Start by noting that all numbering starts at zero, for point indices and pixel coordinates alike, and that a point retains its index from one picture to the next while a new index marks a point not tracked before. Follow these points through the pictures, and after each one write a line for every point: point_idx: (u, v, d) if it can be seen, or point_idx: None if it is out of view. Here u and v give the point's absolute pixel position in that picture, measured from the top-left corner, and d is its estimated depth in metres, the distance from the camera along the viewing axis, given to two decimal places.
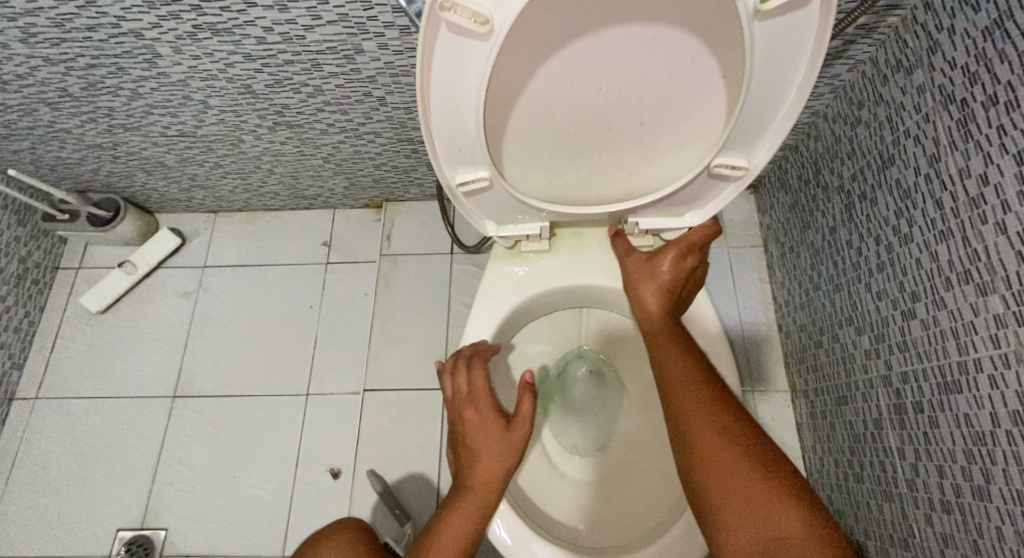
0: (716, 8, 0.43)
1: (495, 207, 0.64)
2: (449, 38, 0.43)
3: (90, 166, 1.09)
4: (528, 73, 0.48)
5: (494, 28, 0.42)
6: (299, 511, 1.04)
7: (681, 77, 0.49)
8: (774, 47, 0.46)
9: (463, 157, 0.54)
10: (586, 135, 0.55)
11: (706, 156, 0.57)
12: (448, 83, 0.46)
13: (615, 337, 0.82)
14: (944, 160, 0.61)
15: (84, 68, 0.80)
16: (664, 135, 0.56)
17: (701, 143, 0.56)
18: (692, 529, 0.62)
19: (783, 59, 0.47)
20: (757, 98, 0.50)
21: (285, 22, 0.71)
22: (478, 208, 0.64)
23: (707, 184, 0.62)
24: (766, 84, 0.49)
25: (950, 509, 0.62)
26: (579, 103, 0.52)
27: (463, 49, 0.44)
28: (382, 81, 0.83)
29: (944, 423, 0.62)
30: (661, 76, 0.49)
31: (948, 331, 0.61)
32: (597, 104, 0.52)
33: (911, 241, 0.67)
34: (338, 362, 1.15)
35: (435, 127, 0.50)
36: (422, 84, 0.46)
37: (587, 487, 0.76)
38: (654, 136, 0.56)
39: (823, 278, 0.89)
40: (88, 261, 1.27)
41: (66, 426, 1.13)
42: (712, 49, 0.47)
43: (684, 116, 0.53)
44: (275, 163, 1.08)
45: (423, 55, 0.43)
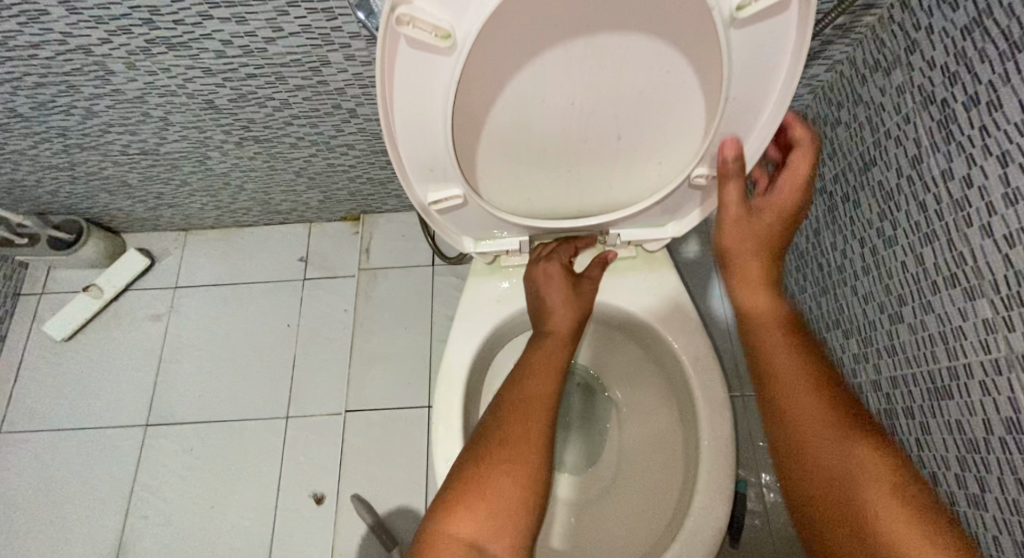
0: (692, 16, 0.40)
1: (472, 224, 0.62)
2: (410, 53, 0.40)
3: (48, 187, 1.04)
4: (498, 87, 0.45)
5: (456, 42, 0.39)
6: (282, 539, 1.00)
7: (657, 87, 0.47)
8: (753, 53, 0.44)
9: (435, 175, 0.52)
10: (562, 148, 0.53)
11: (687, 167, 0.55)
12: (413, 99, 0.44)
13: (617, 351, 0.80)
14: (926, 161, 0.60)
15: (32, 87, 0.76)
16: (644, 145, 0.53)
17: (682, 154, 0.55)
18: (694, 529, 0.60)
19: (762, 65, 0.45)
20: (738, 105, 0.48)
21: (244, 34, 0.67)
22: (454, 225, 0.62)
23: (689, 195, 0.60)
24: (747, 90, 0.47)
25: None
26: (553, 116, 0.49)
27: (426, 63, 0.41)
28: (351, 93, 0.80)
29: (936, 430, 0.61)
30: (637, 85, 0.47)
31: (937, 336, 0.60)
32: (572, 117, 0.50)
33: (896, 244, 0.66)
34: (319, 382, 1.12)
35: (402, 144, 0.48)
36: (385, 102, 0.43)
37: (607, 502, 0.73)
38: (633, 148, 0.54)
39: (809, 280, 0.88)
40: (51, 286, 1.22)
41: (32, 460, 1.08)
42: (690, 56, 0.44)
43: (663, 125, 0.51)
44: (244, 179, 1.05)
45: (382, 72, 0.41)
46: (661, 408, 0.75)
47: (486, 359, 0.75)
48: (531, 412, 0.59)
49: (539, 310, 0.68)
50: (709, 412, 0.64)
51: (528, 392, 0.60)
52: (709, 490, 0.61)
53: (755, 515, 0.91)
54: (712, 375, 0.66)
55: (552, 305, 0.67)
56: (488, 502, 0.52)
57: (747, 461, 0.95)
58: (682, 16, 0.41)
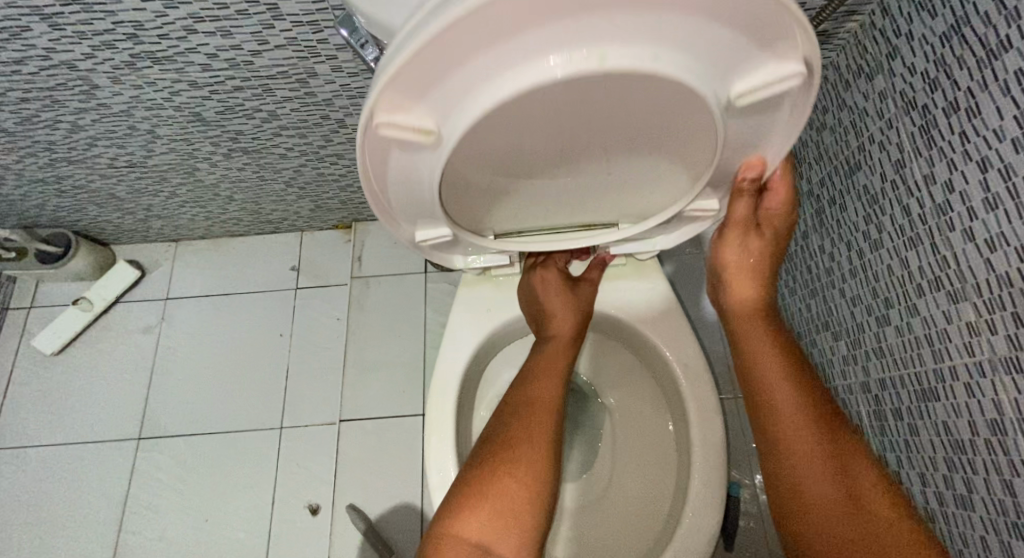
0: (681, 101, 0.42)
1: (464, 249, 0.63)
2: (393, 142, 0.42)
3: (35, 201, 1.03)
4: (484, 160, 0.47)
5: (439, 134, 0.41)
6: (278, 550, 1.00)
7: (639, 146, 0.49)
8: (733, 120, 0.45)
9: (424, 220, 0.53)
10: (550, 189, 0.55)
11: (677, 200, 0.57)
12: (399, 170, 0.45)
13: (609, 358, 0.81)
14: (909, 166, 0.61)
15: (16, 103, 0.75)
16: (629, 183, 0.55)
17: (673, 190, 0.56)
18: (689, 537, 0.60)
19: (741, 126, 0.46)
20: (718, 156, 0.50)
21: (229, 48, 0.67)
22: (445, 251, 0.63)
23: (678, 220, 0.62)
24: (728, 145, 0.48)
25: (935, 518, 0.61)
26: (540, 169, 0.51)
27: (410, 148, 0.42)
28: (339, 104, 0.80)
29: (924, 431, 0.62)
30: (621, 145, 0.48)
31: (923, 338, 0.60)
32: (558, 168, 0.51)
33: (881, 247, 0.67)
34: (313, 392, 1.11)
35: (390, 199, 0.49)
36: (371, 175, 0.45)
37: (606, 508, 0.73)
38: (624, 183, 0.55)
39: (798, 283, 0.88)
40: (40, 299, 1.21)
41: (23, 477, 1.07)
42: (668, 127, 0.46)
43: (646, 170, 0.53)
44: (234, 190, 1.04)
45: (366, 155, 0.42)
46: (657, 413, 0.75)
47: (478, 370, 0.75)
48: (534, 415, 0.59)
49: (540, 316, 0.68)
50: (701, 420, 0.65)
51: (531, 399, 0.60)
52: (703, 498, 0.61)
53: (750, 518, 0.92)
54: (704, 381, 0.66)
55: (553, 309, 0.67)
56: (492, 507, 0.52)
57: (741, 463, 0.96)
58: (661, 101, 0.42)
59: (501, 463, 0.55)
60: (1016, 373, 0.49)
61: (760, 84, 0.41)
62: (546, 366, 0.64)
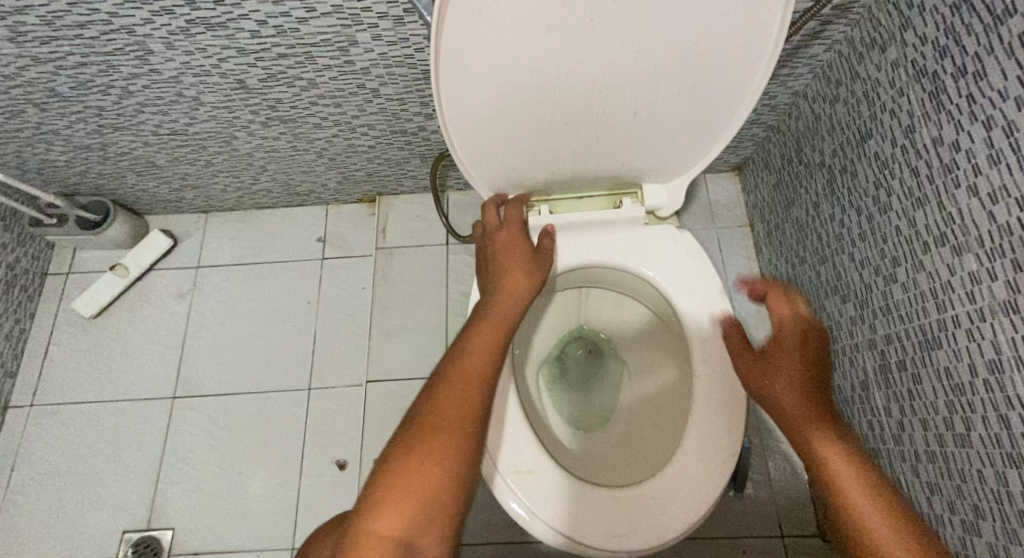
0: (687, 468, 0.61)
1: (498, 170, 0.66)
2: (463, 14, 0.46)
3: (79, 168, 1.08)
4: (535, 60, 0.51)
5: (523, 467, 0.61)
6: (308, 503, 1.06)
7: (671, 70, 0.54)
8: (754, 32, 0.51)
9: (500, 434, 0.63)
10: (585, 113, 0.59)
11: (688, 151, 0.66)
12: (462, 51, 0.49)
13: (613, 312, 0.85)
14: (919, 130, 0.65)
15: (74, 67, 0.80)
16: (646, 160, 0.67)
17: (684, 141, 0.64)
18: (706, 428, 0.63)
19: (755, 49, 0.53)
20: (730, 81, 0.56)
21: (279, 15, 0.72)
22: (479, 173, 0.66)
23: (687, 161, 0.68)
24: (742, 69, 0.55)
25: (935, 460, 0.66)
26: (584, 77, 0.54)
27: (478, 29, 0.47)
28: (375, 72, 0.84)
29: (926, 379, 0.66)
30: (676, 470, 0.62)
31: (928, 292, 0.64)
32: (598, 80, 0.55)
33: (890, 210, 0.71)
34: (340, 357, 1.16)
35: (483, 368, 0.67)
36: (437, 56, 0.49)
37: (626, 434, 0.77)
38: (641, 157, 0.67)
39: (809, 251, 0.93)
40: (77, 266, 1.26)
41: (65, 431, 1.13)
42: (693, 463, 0.62)
43: (660, 157, 0.67)
44: (267, 160, 1.09)
45: (439, 28, 0.46)
46: (657, 346, 0.80)
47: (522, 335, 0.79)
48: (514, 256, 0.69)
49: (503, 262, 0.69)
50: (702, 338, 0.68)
51: (491, 313, 0.66)
52: (709, 395, 0.65)
53: (757, 474, 0.97)
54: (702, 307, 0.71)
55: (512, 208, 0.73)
56: (454, 419, 0.58)
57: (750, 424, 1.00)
58: (702, 5, 0.48)
59: (468, 357, 0.62)
60: (1012, 314, 0.53)
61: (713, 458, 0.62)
62: (506, 288, 0.67)
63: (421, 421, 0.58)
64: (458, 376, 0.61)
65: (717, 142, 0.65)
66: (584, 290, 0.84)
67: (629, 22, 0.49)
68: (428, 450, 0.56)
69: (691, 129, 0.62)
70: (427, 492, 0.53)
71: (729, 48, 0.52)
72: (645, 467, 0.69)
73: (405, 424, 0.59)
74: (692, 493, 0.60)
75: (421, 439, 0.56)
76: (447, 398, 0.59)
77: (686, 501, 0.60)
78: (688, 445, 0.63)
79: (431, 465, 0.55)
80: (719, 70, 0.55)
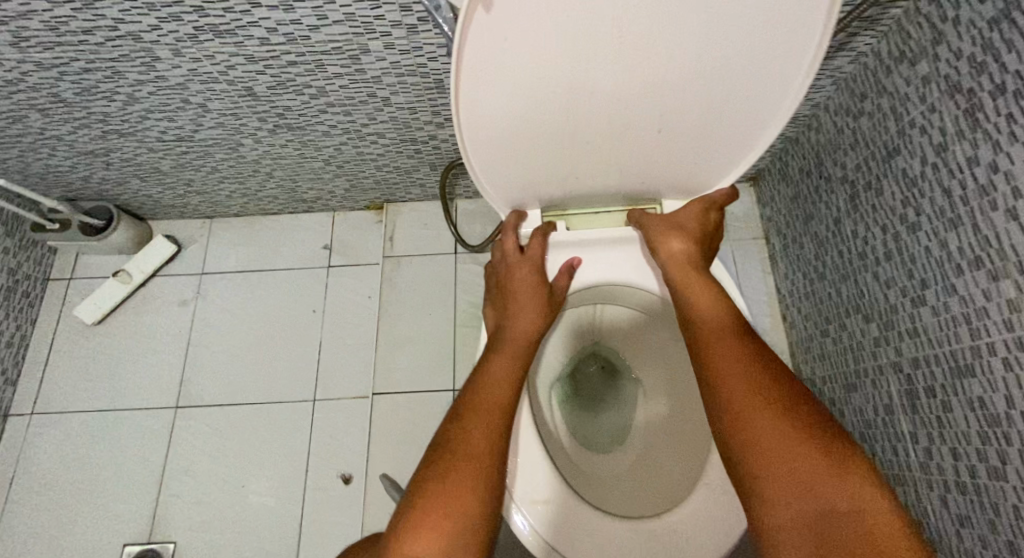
0: (709, 499, 0.60)
1: (514, 185, 0.64)
2: (486, 29, 0.44)
3: (82, 173, 1.06)
4: (558, 73, 0.49)
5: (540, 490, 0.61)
6: (312, 517, 1.03)
7: (699, 84, 0.52)
8: (788, 47, 0.49)
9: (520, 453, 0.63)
10: (607, 128, 0.56)
11: (715, 164, 0.63)
12: (482, 66, 0.47)
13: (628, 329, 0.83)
14: (951, 149, 0.62)
15: (78, 73, 0.78)
16: (671, 175, 0.65)
17: (712, 156, 0.62)
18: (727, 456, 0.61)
19: (790, 62, 0.50)
20: (760, 95, 0.54)
21: (289, 22, 0.70)
22: (493, 188, 0.64)
23: (714, 175, 0.66)
24: (773, 82, 0.52)
25: (966, 491, 0.63)
26: (608, 91, 0.52)
27: (502, 44, 0.45)
28: (386, 81, 0.82)
29: (958, 406, 0.63)
30: (696, 500, 0.61)
31: (962, 317, 0.62)
32: (622, 94, 0.52)
33: (919, 229, 0.68)
34: (345, 366, 1.14)
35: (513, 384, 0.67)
36: (457, 71, 0.47)
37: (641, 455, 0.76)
38: (666, 172, 0.65)
39: (828, 268, 0.90)
40: (79, 271, 1.24)
41: (66, 440, 1.11)
42: (715, 492, 0.60)
43: (687, 172, 0.65)
44: (274, 167, 1.07)
45: (459, 43, 0.44)
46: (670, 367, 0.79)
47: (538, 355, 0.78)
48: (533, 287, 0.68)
49: (517, 289, 0.69)
50: None
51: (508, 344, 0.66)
52: None
53: None
54: None
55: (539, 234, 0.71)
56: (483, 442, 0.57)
57: None
58: (737, 18, 0.45)
59: (491, 385, 0.62)
60: None
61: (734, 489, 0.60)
62: (522, 315, 0.67)
63: (450, 450, 0.56)
64: (483, 407, 0.60)
65: (742, 157, 0.62)
66: (599, 307, 0.82)
67: (659, 35, 0.46)
68: (459, 478, 0.54)
69: (715, 144, 0.60)
70: (460, 526, 0.52)
71: (761, 62, 0.50)
72: (662, 492, 0.68)
73: (431, 454, 0.57)
74: (714, 524, 0.59)
75: (452, 467, 0.55)
76: (474, 424, 0.58)
77: (706, 532, 0.59)
78: (711, 473, 0.61)
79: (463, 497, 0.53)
80: (748, 85, 0.52)
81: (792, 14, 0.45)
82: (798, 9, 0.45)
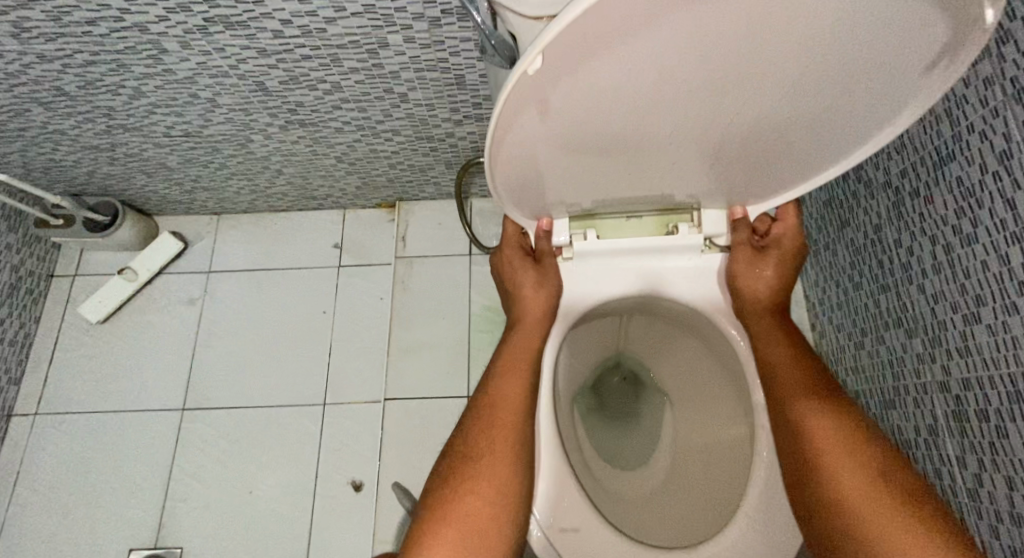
0: (746, 527, 0.57)
1: (546, 200, 0.60)
2: (535, 86, 0.39)
3: (86, 168, 1.03)
4: (608, 106, 0.44)
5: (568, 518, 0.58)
6: (322, 525, 1.00)
7: (763, 108, 0.46)
8: (873, 73, 0.43)
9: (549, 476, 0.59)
10: (652, 145, 0.51)
11: (774, 176, 0.59)
12: None
13: (654, 340, 0.80)
14: (1017, 156, 0.57)
15: (82, 65, 0.74)
16: (723, 186, 0.61)
17: (770, 168, 0.57)
18: (768, 483, 0.58)
19: None
20: (829, 114, 0.48)
21: (305, 14, 0.65)
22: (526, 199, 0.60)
23: (772, 185, 0.61)
24: (846, 104, 0.47)
25: (1022, 523, 0.59)
26: (658, 116, 0.46)
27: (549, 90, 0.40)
28: (405, 76, 0.78)
29: (1015, 433, 0.59)
30: (732, 529, 0.57)
31: (1022, 338, 0.57)
32: (674, 119, 0.47)
33: (975, 242, 0.64)
34: (356, 371, 1.11)
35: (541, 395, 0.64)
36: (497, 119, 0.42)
37: (669, 473, 0.73)
38: (718, 183, 0.60)
39: (865, 278, 0.86)
40: (84, 268, 1.21)
41: (70, 442, 1.08)
42: (755, 522, 0.57)
43: (739, 183, 0.60)
44: (284, 164, 1.03)
45: (504, 104, 0.39)
46: (699, 381, 0.75)
47: (565, 364, 0.75)
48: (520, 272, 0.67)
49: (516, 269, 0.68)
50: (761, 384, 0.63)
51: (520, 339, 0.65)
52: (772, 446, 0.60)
53: None
54: None
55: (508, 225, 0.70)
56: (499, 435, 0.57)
57: None
58: (820, 51, 0.39)
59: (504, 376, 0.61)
60: None
61: (775, 516, 0.57)
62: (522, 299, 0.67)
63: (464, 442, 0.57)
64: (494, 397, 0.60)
65: (798, 169, 0.58)
66: (625, 319, 0.78)
67: (726, 70, 0.41)
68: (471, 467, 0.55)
69: (769, 158, 0.55)
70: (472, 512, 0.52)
71: None
72: (694, 516, 0.64)
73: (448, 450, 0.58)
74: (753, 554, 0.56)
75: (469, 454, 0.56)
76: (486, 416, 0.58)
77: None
78: (749, 502, 0.58)
79: (481, 492, 0.53)
80: (817, 109, 0.47)
81: (886, 45, 0.39)
82: (895, 42, 0.39)
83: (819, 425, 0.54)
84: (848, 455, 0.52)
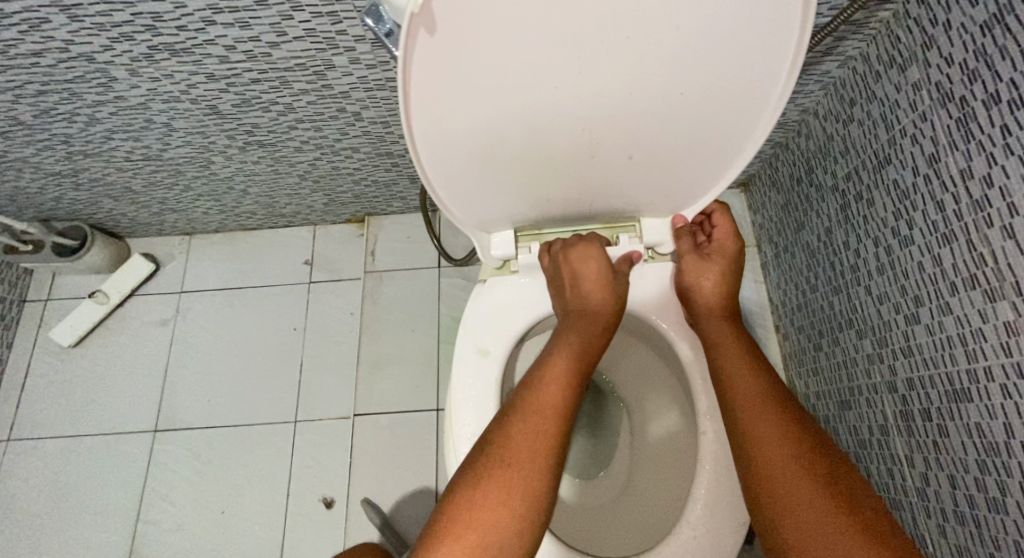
0: (692, 533, 0.57)
1: (483, 210, 0.61)
2: (433, 53, 0.40)
3: (52, 194, 1.03)
4: (519, 92, 0.45)
5: None
6: (293, 543, 1.00)
7: (672, 94, 0.48)
8: (766, 49, 0.45)
9: None
10: (575, 146, 0.53)
11: (699, 177, 0.60)
12: (433, 96, 0.44)
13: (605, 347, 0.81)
14: (944, 160, 0.59)
15: (34, 95, 0.75)
16: (654, 192, 0.62)
17: (693, 168, 0.58)
18: (710, 489, 0.59)
19: (765, 69, 0.47)
20: (735, 103, 0.50)
21: (248, 39, 0.67)
22: (464, 214, 0.61)
23: (701, 186, 0.62)
24: (750, 90, 0.49)
25: (966, 522, 0.60)
26: (572, 107, 0.48)
27: (450, 61, 0.41)
28: (356, 96, 0.79)
29: (954, 431, 0.60)
30: (676, 537, 0.58)
31: (956, 337, 0.58)
32: (585, 110, 0.48)
33: (912, 244, 0.65)
34: (328, 386, 1.11)
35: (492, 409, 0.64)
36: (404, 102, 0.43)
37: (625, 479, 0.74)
38: (650, 188, 0.61)
39: (820, 280, 0.87)
40: (56, 292, 1.21)
41: (42, 467, 1.08)
42: (698, 530, 0.57)
43: (669, 186, 0.61)
44: (248, 183, 1.04)
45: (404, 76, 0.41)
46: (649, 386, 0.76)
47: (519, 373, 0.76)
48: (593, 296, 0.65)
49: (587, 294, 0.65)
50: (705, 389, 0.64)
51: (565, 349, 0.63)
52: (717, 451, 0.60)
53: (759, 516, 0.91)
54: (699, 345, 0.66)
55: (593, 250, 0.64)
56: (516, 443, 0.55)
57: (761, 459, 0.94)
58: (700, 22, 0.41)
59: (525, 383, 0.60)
60: None
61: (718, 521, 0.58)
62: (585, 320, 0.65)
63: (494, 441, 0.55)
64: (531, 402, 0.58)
65: (722, 167, 0.59)
66: None
67: (617, 48, 0.42)
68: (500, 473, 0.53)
69: (694, 157, 0.57)
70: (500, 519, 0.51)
71: (730, 70, 0.46)
72: (645, 523, 0.65)
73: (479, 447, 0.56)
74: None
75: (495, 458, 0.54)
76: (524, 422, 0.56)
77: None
78: (692, 507, 0.59)
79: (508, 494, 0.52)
80: (730, 94, 0.49)
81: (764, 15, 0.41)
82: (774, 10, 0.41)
83: (764, 429, 0.55)
84: (789, 452, 0.53)
